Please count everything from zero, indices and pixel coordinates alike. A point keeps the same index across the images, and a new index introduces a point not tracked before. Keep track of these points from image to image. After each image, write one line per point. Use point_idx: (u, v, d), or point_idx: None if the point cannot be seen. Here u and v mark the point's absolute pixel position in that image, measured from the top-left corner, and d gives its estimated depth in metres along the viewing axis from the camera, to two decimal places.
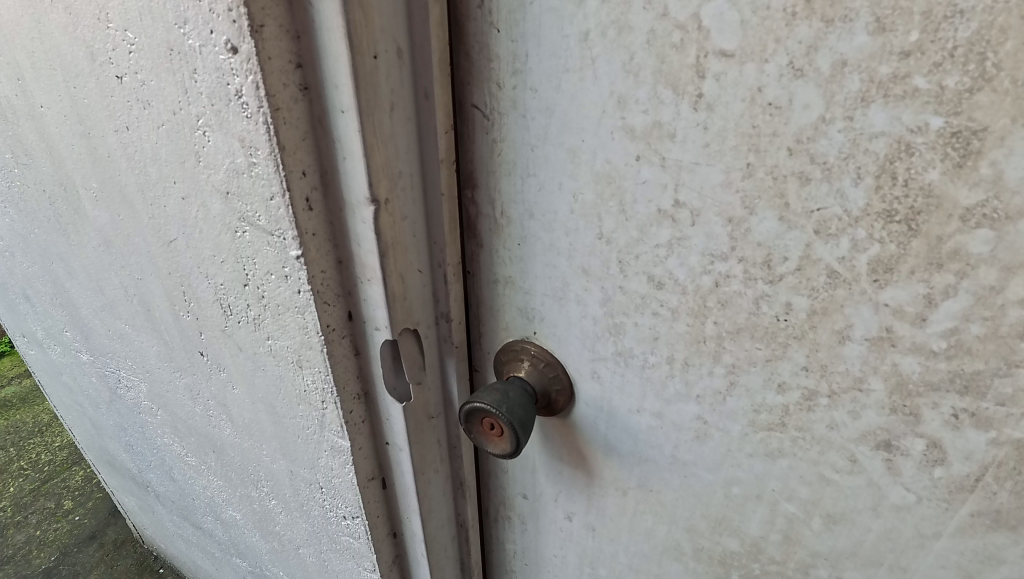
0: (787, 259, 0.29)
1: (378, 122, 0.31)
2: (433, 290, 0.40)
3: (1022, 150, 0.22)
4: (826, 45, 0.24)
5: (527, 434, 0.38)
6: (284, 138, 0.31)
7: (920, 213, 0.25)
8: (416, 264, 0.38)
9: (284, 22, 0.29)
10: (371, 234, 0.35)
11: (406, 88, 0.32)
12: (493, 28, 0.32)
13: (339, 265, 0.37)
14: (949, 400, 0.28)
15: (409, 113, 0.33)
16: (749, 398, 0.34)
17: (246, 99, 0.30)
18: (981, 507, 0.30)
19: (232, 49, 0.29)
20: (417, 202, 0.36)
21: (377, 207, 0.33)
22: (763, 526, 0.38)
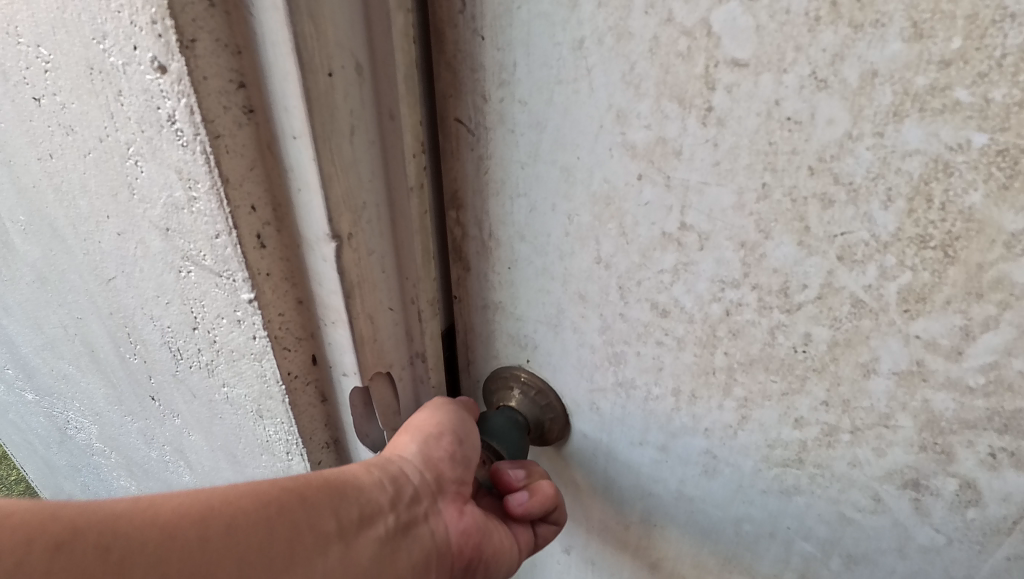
0: (805, 288, 0.26)
1: (336, 149, 0.28)
2: (406, 329, 0.37)
3: None
4: (853, 53, 0.21)
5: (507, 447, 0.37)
6: (228, 168, 0.28)
7: (958, 238, 0.22)
8: (387, 303, 0.34)
9: (222, 35, 0.25)
10: (335, 276, 0.31)
11: (368, 109, 0.28)
12: (477, 36, 0.28)
13: (300, 306, 0.34)
14: (986, 439, 0.26)
15: (373, 137, 0.29)
16: (762, 433, 0.31)
17: (181, 125, 0.27)
18: (1019, 551, 0.27)
19: (160, 68, 0.26)
20: (385, 235, 0.32)
21: (339, 243, 0.30)
22: (776, 564, 0.36)
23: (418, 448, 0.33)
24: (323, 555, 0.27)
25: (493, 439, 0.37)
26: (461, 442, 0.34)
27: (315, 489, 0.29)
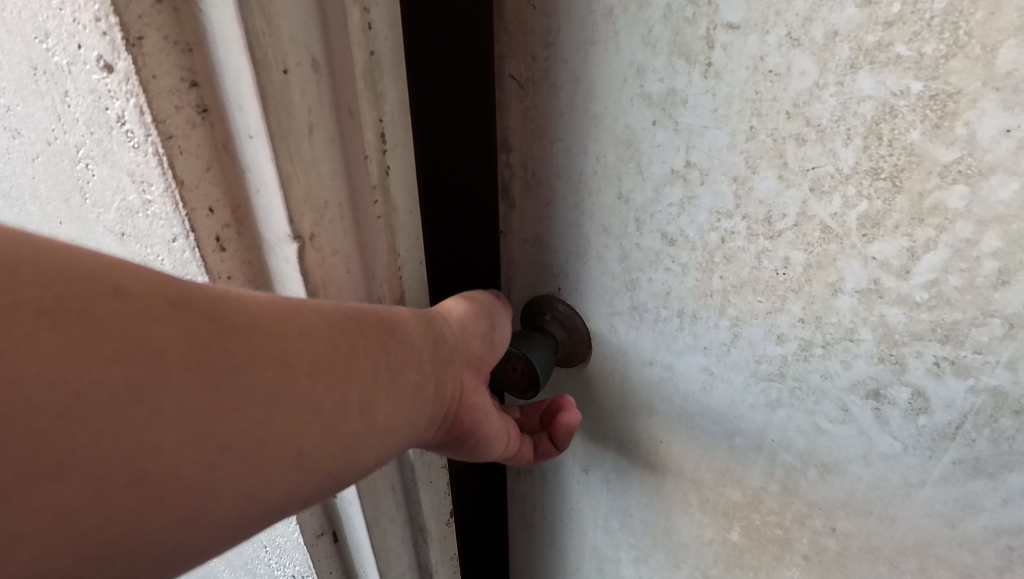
0: (785, 216, 0.32)
1: (294, 147, 0.33)
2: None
3: (992, 110, 0.25)
4: (819, 16, 0.27)
5: (535, 352, 0.43)
6: (183, 169, 0.33)
7: (903, 170, 0.28)
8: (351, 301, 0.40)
9: (171, 33, 0.30)
10: (297, 275, 0.37)
11: (326, 106, 0.33)
12: (529, 6, 0.35)
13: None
14: (932, 349, 0.30)
15: (331, 134, 0.34)
16: (751, 349, 0.37)
17: (131, 126, 0.33)
18: (962, 454, 0.32)
19: (108, 68, 0.31)
20: (348, 235, 0.37)
21: (301, 243, 0.35)
22: (763, 476, 0.41)
23: (461, 319, 0.39)
24: (370, 380, 0.33)
25: (532, 358, 0.42)
26: (492, 328, 0.40)
27: (374, 324, 0.34)
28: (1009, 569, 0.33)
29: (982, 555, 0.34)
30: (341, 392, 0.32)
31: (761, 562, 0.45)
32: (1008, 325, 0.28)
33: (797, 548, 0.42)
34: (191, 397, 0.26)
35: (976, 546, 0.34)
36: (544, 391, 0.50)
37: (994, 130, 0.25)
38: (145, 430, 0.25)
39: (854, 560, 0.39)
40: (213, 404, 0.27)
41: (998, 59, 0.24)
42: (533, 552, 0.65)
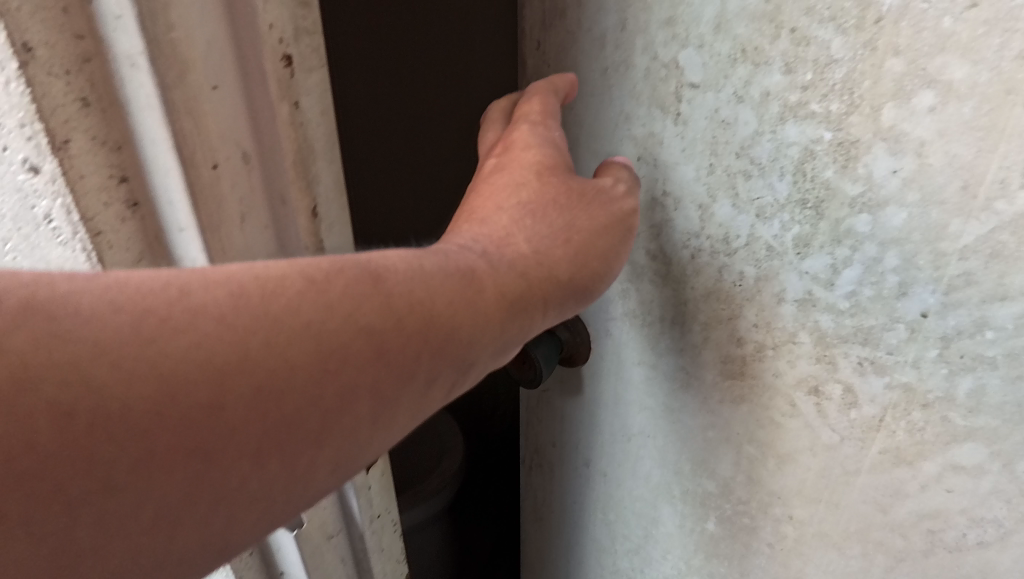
0: (739, 237, 0.39)
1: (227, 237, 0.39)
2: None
3: (882, 155, 0.32)
4: (754, 80, 0.35)
5: (538, 345, 0.50)
6: (113, 261, 0.38)
7: (823, 200, 0.35)
8: None
9: (99, 136, 0.34)
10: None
11: (259, 192, 0.40)
12: (545, 65, 0.46)
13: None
14: (856, 350, 0.37)
15: (264, 217, 0.41)
16: (718, 351, 0.44)
17: (56, 222, 0.36)
18: (886, 444, 0.37)
19: (33, 169, 0.34)
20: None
21: None
22: (732, 467, 0.47)
23: (567, 288, 0.37)
24: (354, 433, 0.28)
25: (536, 354, 0.50)
26: (591, 287, 0.38)
27: (396, 348, 0.29)
28: (934, 552, 0.38)
29: (911, 539, 0.39)
30: (313, 451, 0.27)
31: (734, 551, 0.50)
32: (911, 329, 0.34)
33: (763, 536, 0.47)
34: (142, 482, 0.24)
35: (905, 530, 0.39)
36: (553, 384, 0.58)
37: (885, 170, 0.32)
38: (97, 522, 0.24)
39: (809, 546, 0.45)
40: (183, 463, 0.25)
41: (881, 116, 0.31)
42: (543, 545, 0.71)
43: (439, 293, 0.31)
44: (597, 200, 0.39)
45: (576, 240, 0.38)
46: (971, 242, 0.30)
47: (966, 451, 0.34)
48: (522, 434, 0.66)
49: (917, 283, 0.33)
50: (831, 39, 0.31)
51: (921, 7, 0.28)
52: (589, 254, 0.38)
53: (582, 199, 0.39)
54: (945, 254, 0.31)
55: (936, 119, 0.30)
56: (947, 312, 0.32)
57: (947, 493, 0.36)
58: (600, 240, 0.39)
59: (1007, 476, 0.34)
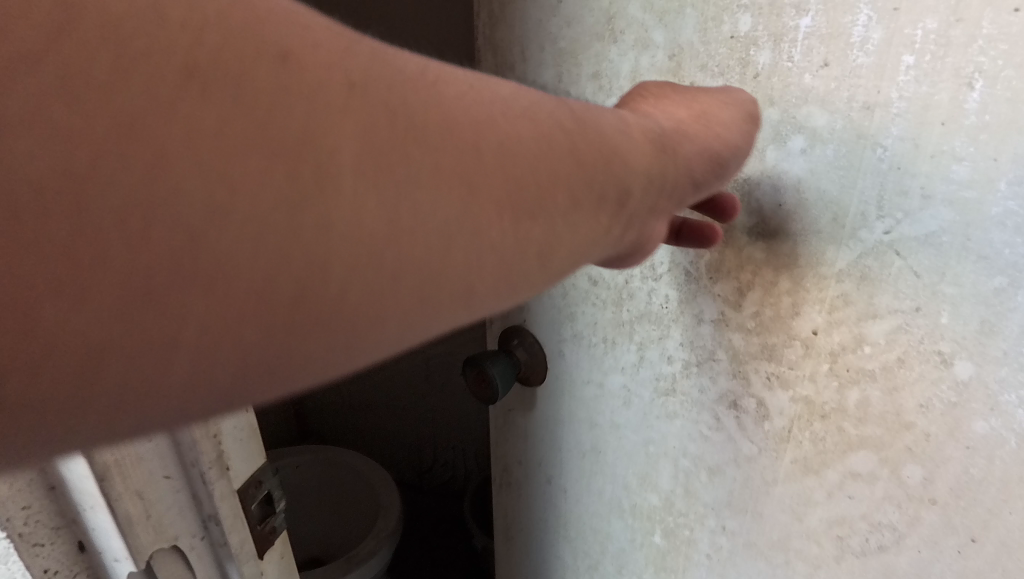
0: (663, 263, 0.43)
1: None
2: (191, 492, 0.44)
3: (766, 190, 0.36)
4: None
5: (496, 367, 0.55)
6: None
7: (727, 231, 0.39)
8: (161, 471, 0.42)
9: None
10: (82, 464, 0.39)
11: None
12: None
13: (52, 490, 0.40)
14: (763, 366, 0.40)
15: None
16: (653, 369, 0.48)
17: None
18: (796, 454, 0.41)
19: None
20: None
21: None
22: (671, 480, 0.50)
23: (698, 150, 0.32)
24: (556, 215, 0.25)
25: (496, 370, 0.54)
26: (720, 158, 0.33)
27: (588, 149, 0.26)
28: (843, 558, 0.41)
29: (823, 545, 0.42)
30: (523, 225, 0.24)
31: (678, 563, 0.53)
32: (805, 345, 0.38)
33: (700, 548, 0.50)
34: (374, 197, 0.21)
35: (817, 536, 0.42)
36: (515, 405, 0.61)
37: (772, 203, 0.36)
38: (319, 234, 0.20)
39: (740, 556, 0.47)
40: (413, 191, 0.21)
41: (765, 157, 0.36)
42: (513, 564, 0.74)
43: (606, 121, 0.28)
44: (726, 90, 0.34)
45: (705, 111, 0.33)
46: (845, 267, 0.34)
47: (859, 459, 0.37)
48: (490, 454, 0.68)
49: (807, 304, 0.37)
50: (721, 91, 0.36)
51: (787, 66, 0.33)
52: (716, 125, 0.32)
53: (700, 87, 0.35)
54: (826, 278, 0.35)
55: (807, 159, 0.34)
56: (832, 330, 0.36)
57: (849, 499, 0.39)
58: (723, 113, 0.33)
59: (895, 481, 0.37)
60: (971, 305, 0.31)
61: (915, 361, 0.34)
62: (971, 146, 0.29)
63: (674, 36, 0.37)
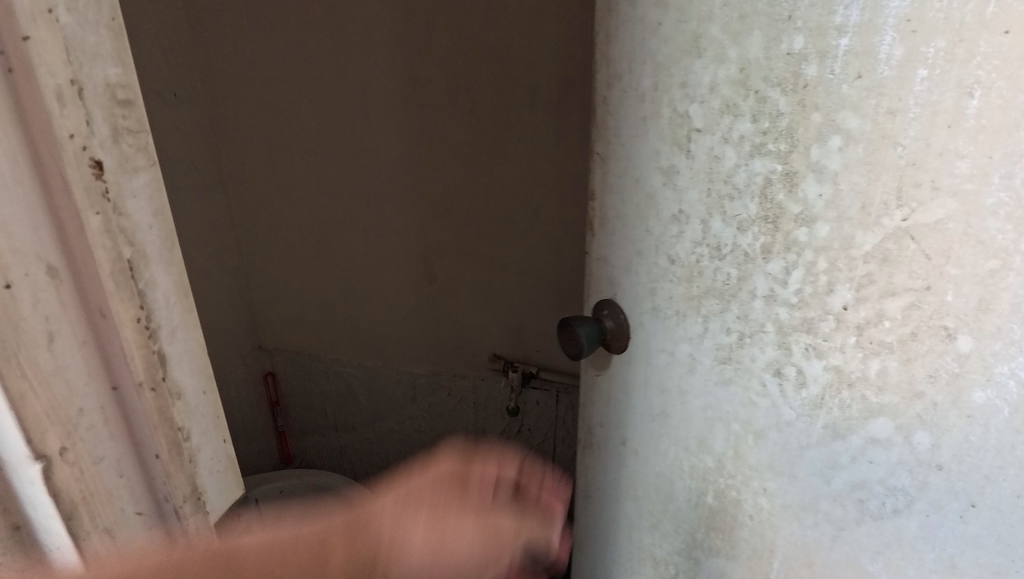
0: (726, 245, 0.50)
1: (31, 359, 0.33)
2: (165, 529, 0.42)
3: (807, 183, 0.42)
4: (733, 127, 0.47)
5: (581, 326, 0.65)
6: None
7: (778, 217, 0.45)
8: (133, 507, 0.40)
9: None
10: (47, 497, 0.35)
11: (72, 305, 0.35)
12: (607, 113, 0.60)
13: (16, 531, 0.36)
14: (801, 336, 0.46)
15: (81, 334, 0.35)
16: (713, 341, 0.55)
17: None
18: (828, 419, 0.46)
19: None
20: (117, 435, 0.38)
21: (47, 462, 0.35)
22: (723, 443, 0.56)
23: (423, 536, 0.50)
24: None
25: (581, 331, 0.65)
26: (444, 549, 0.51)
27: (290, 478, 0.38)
28: (863, 520, 0.47)
29: (847, 508, 0.47)
30: None
31: (725, 523, 0.59)
32: (837, 319, 0.43)
33: (745, 508, 0.56)
34: None
35: (842, 499, 0.47)
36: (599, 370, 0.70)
37: (812, 195, 0.42)
38: None
39: (778, 517, 0.53)
40: None
41: (809, 154, 0.42)
42: (586, 526, 0.82)
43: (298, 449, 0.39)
44: (455, 471, 0.54)
45: (446, 469, 0.54)
46: (870, 249, 0.40)
47: (878, 425, 0.43)
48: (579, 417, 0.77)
49: (839, 281, 0.43)
50: (778, 99, 0.43)
51: (830, 78, 0.39)
52: (437, 484, 0.53)
53: (490, 453, 0.55)
54: (855, 258, 0.41)
55: (843, 157, 0.40)
56: (859, 306, 0.42)
57: (869, 463, 0.45)
58: (465, 542, 0.51)
59: (907, 447, 0.42)
60: (972, 285, 0.37)
61: (925, 335, 0.39)
62: (971, 145, 0.35)
63: (744, 52, 0.44)
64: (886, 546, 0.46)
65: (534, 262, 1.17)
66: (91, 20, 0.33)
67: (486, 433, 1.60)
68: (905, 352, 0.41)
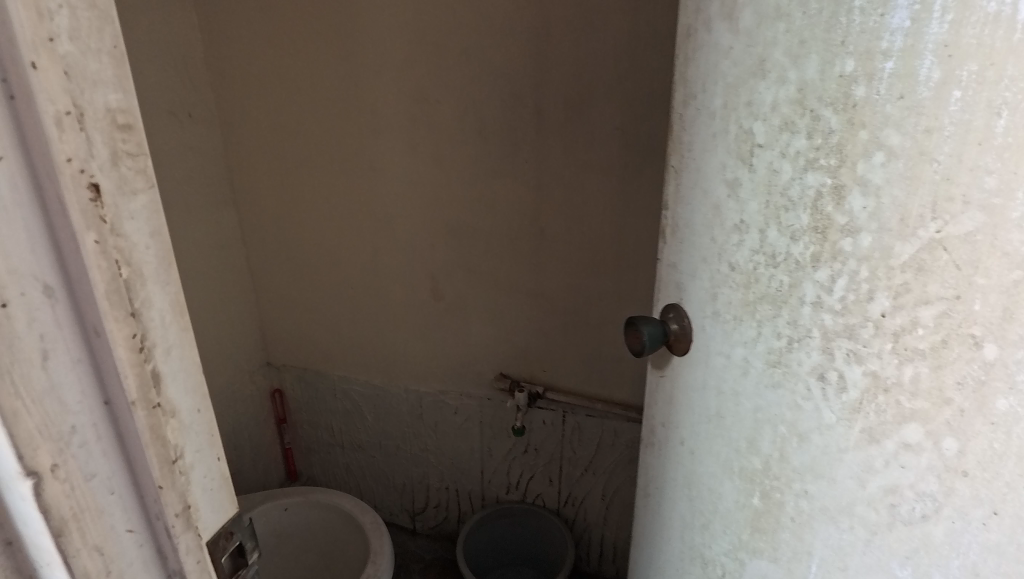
0: (780, 254, 0.54)
1: (26, 377, 0.40)
2: (152, 546, 0.52)
3: (853, 197, 0.45)
4: (790, 143, 0.50)
5: (645, 325, 0.72)
6: None
7: (827, 228, 0.48)
8: (122, 525, 0.49)
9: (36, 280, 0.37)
10: (38, 511, 0.44)
11: (77, 333, 0.43)
12: (687, 131, 0.67)
13: (10, 545, 0.46)
14: (842, 343, 0.49)
15: (80, 348, 0.43)
16: (765, 346, 0.58)
17: None
18: (865, 424, 0.48)
19: None
20: (107, 452, 0.47)
21: (40, 476, 0.43)
22: (771, 445, 0.59)
23: None
24: None
25: (645, 333, 0.72)
26: None
27: None
28: (894, 526, 0.48)
29: (879, 512, 0.48)
30: None
31: (770, 525, 0.61)
32: (876, 326, 0.46)
33: (787, 510, 0.58)
34: None
35: (874, 502, 0.49)
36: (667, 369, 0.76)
37: (857, 209, 0.45)
38: None
39: (817, 519, 0.55)
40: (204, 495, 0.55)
41: (856, 168, 0.45)
42: (653, 520, 0.87)
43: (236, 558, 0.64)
44: None
45: None
46: (907, 259, 0.43)
47: (909, 429, 0.45)
48: (646, 413, 0.85)
49: (879, 290, 0.45)
50: (830, 118, 0.46)
51: (876, 98, 0.43)
52: None
53: None
54: (893, 267, 0.44)
55: (885, 171, 0.43)
56: (895, 313, 0.44)
57: (900, 468, 0.46)
58: None
59: (936, 453, 0.43)
60: (997, 295, 0.38)
61: (955, 343, 0.41)
62: (999, 161, 0.36)
63: (802, 74, 0.48)
64: (914, 553, 0.47)
65: (583, 305, 1.62)
66: (94, 49, 0.40)
67: (498, 452, 1.93)
68: (938, 359, 0.42)
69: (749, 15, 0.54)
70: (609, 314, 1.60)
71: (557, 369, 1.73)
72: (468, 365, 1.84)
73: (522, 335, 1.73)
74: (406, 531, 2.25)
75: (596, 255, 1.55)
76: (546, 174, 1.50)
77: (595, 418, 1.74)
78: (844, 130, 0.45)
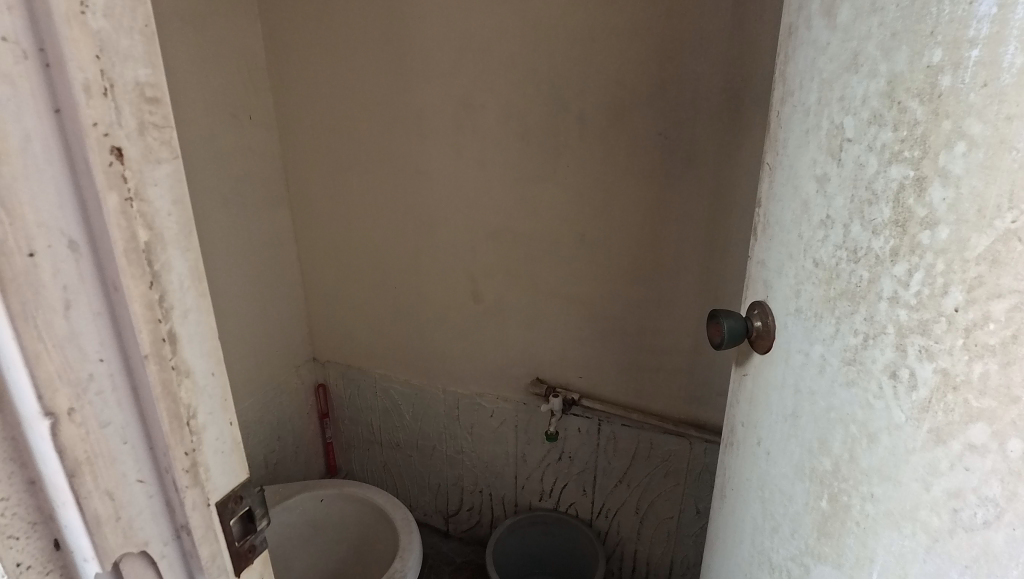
0: (861, 248, 0.53)
1: (48, 323, 0.40)
2: (163, 498, 0.50)
3: (932, 188, 0.45)
4: (877, 136, 0.50)
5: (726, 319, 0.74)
6: None
7: (907, 221, 0.48)
8: (134, 474, 0.48)
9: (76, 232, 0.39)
10: (52, 452, 0.42)
11: (95, 282, 0.42)
12: (782, 130, 0.68)
13: (31, 485, 0.44)
14: (917, 339, 0.48)
15: (99, 302, 0.43)
16: (841, 344, 0.57)
17: None
18: (932, 422, 0.48)
19: None
20: (123, 403, 0.46)
21: (56, 417, 0.42)
22: (841, 445, 0.58)
23: None
24: None
25: (726, 326, 0.74)
26: None
27: None
28: (955, 532, 0.47)
29: (941, 517, 0.48)
30: None
31: (835, 529, 0.60)
32: (948, 321, 0.45)
33: (853, 514, 0.58)
34: None
35: (938, 507, 0.48)
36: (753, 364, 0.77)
37: (935, 204, 0.45)
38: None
39: (881, 525, 0.54)
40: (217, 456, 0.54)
41: (938, 159, 0.45)
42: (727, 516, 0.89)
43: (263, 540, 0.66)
44: None
45: None
46: (982, 251, 0.42)
47: (975, 429, 0.44)
48: (728, 409, 0.87)
49: (952, 284, 0.45)
50: (915, 108, 0.46)
51: (961, 87, 0.42)
52: None
53: None
54: (968, 260, 0.43)
55: (966, 162, 0.42)
56: (968, 307, 0.44)
57: (965, 471, 0.45)
58: None
59: (1001, 455, 0.42)
60: None
61: None
62: None
63: (892, 66, 0.48)
64: (974, 563, 0.46)
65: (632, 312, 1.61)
66: (125, 27, 0.41)
67: (530, 457, 1.95)
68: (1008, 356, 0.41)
69: (846, 11, 0.54)
70: (660, 321, 1.58)
71: (590, 374, 1.74)
72: (501, 368, 1.87)
73: (558, 339, 1.75)
74: (443, 534, 2.30)
75: (644, 260, 1.53)
76: (590, 180, 1.51)
77: (632, 428, 1.73)
78: (928, 123, 0.45)
